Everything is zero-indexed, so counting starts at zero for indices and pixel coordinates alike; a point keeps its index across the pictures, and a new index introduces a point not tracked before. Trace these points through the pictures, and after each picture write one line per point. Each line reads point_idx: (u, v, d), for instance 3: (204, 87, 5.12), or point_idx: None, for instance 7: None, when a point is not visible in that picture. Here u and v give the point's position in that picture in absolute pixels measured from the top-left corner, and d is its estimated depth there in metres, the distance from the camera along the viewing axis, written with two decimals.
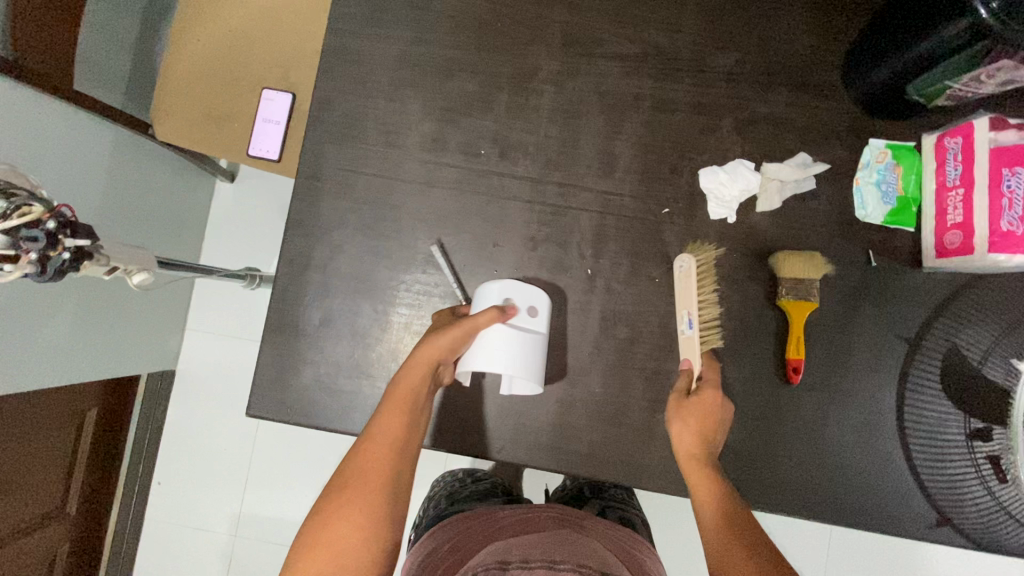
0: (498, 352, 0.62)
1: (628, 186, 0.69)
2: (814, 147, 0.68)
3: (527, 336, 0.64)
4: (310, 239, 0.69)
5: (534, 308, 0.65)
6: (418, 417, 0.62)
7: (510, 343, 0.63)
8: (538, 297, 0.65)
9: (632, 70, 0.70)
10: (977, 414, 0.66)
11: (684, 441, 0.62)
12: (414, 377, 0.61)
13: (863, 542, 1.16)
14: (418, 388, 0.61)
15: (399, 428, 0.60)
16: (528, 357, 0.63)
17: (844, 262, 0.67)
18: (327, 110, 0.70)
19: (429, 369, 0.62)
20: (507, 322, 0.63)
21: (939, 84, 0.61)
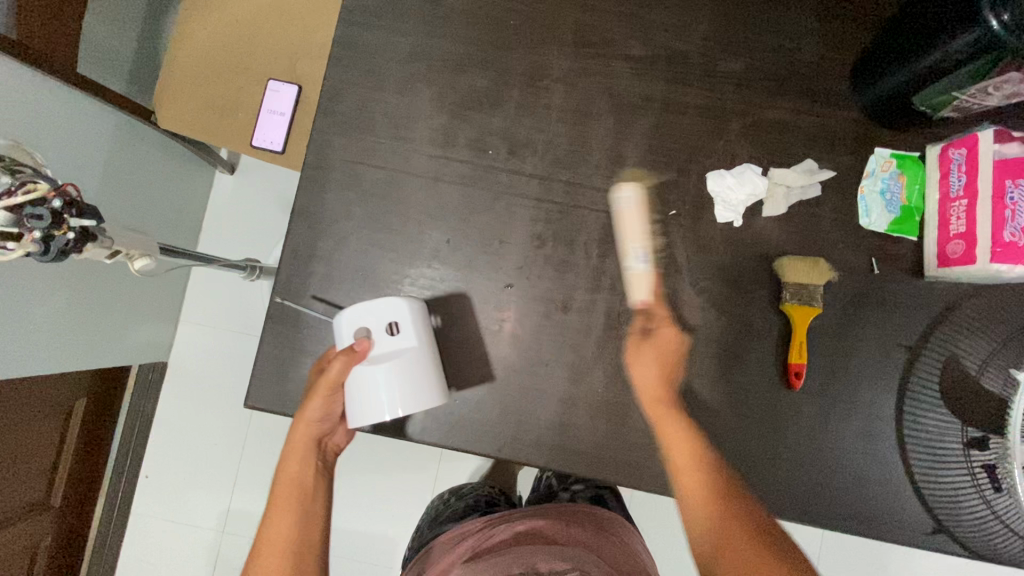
0: (366, 386, 0.62)
1: (636, 186, 0.69)
2: (821, 154, 0.69)
3: (399, 354, 0.62)
4: (316, 229, 0.69)
5: (395, 323, 0.63)
6: (309, 495, 0.65)
7: (380, 369, 0.62)
8: (393, 310, 0.63)
9: (642, 72, 0.70)
10: (974, 423, 0.66)
11: (648, 382, 0.64)
12: (294, 463, 0.65)
13: (855, 551, 1.16)
14: (301, 472, 0.65)
15: (291, 513, 0.64)
16: (400, 378, 0.62)
17: (847, 268, 0.68)
18: (336, 101, 0.70)
19: (310, 448, 0.65)
20: (360, 356, 0.62)
21: (946, 94, 0.62)
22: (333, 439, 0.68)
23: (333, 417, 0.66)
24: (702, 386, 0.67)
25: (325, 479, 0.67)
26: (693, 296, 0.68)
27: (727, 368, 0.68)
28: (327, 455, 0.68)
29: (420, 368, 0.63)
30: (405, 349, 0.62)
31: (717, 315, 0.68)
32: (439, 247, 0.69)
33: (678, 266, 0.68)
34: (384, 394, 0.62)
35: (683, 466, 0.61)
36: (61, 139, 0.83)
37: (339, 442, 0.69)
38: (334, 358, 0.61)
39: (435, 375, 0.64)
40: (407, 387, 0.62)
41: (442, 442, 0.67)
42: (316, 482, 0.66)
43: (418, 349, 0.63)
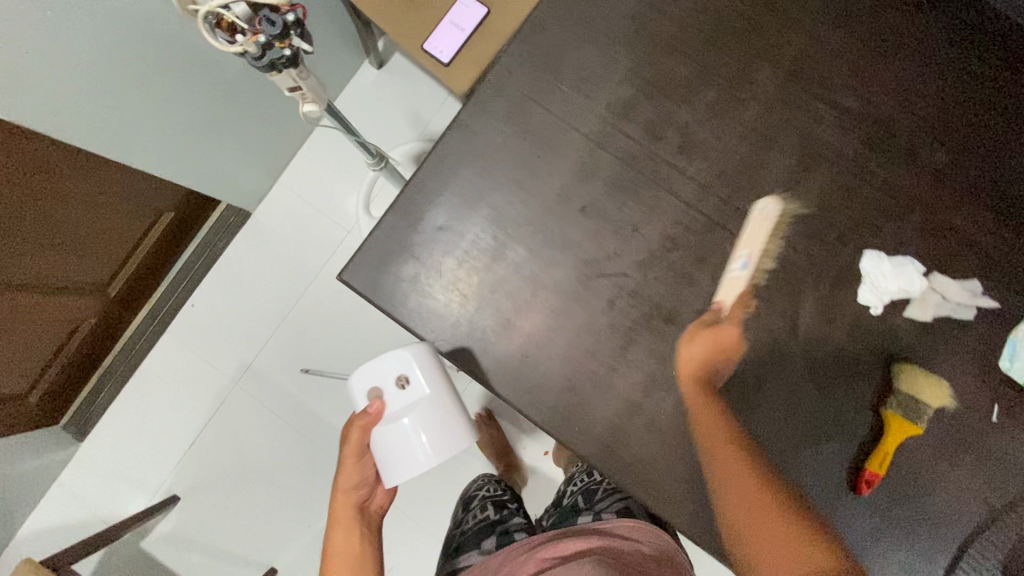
0: (398, 437, 0.64)
1: (788, 233, 0.66)
2: (991, 281, 0.64)
3: (421, 403, 0.65)
4: (467, 145, 0.69)
5: (407, 378, 0.65)
6: (363, 558, 0.66)
7: (402, 420, 0.64)
8: (401, 365, 0.65)
9: (844, 127, 0.67)
10: None
11: (691, 360, 0.64)
12: (339, 533, 0.67)
13: None
14: (348, 538, 0.67)
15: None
16: (431, 421, 0.65)
17: (965, 403, 0.63)
18: (537, 35, 0.69)
19: (354, 516, 0.68)
20: (381, 414, 0.65)
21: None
22: (375, 501, 0.71)
23: (368, 481, 0.68)
24: (768, 452, 0.64)
25: (372, 541, 0.68)
26: (799, 360, 0.65)
27: (801, 445, 0.64)
28: (374, 518, 0.70)
29: (449, 414, 0.66)
30: (427, 400, 0.65)
31: (815, 389, 0.65)
32: (574, 210, 0.68)
33: (796, 325, 0.65)
34: (414, 440, 0.64)
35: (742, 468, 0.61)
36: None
37: (381, 501, 0.71)
38: (351, 427, 0.65)
39: (461, 418, 0.68)
40: (440, 434, 0.65)
41: (498, 390, 0.67)
42: (370, 546, 0.68)
43: (433, 398, 0.66)
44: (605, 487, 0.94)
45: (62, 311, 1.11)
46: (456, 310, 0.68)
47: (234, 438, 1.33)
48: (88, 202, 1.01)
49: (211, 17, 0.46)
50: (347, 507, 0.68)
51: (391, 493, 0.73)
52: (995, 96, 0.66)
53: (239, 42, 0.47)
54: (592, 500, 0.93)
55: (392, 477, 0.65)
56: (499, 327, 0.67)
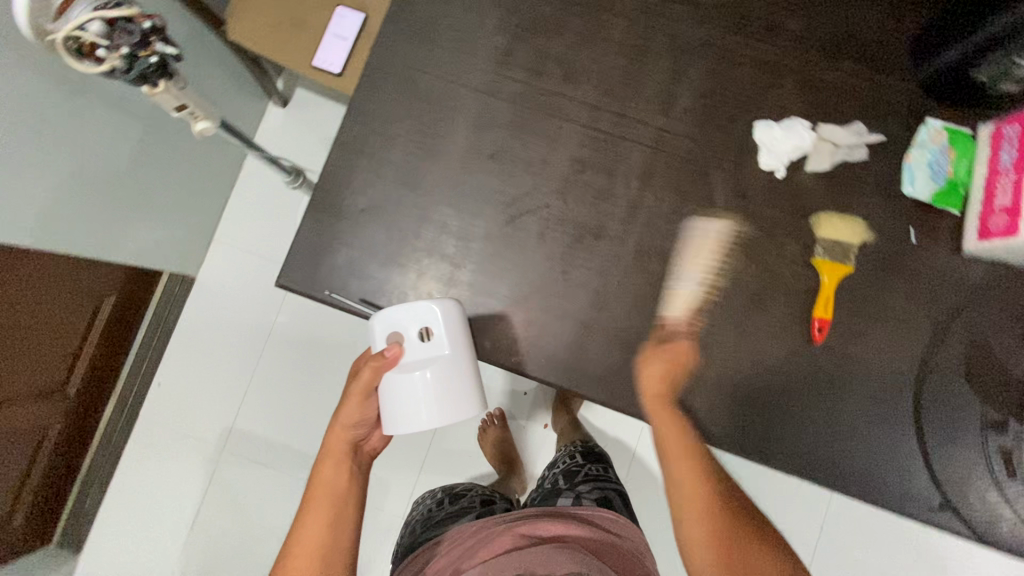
0: (405, 394, 0.63)
1: (683, 126, 0.70)
2: (873, 118, 0.69)
3: (435, 361, 0.63)
4: (368, 127, 0.71)
5: (429, 332, 0.63)
6: (347, 495, 0.68)
7: (413, 372, 0.62)
8: (425, 318, 0.63)
9: (704, 19, 0.71)
10: (993, 406, 0.66)
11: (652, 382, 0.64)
12: (329, 467, 0.69)
13: (863, 543, 1.17)
14: (337, 473, 0.68)
15: (329, 510, 0.67)
16: (443, 381, 0.63)
17: (884, 232, 0.68)
18: (404, 10, 0.72)
19: (345, 453, 0.70)
20: (395, 361, 0.63)
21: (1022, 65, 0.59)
22: (368, 444, 0.73)
23: (367, 422, 0.70)
24: (724, 328, 0.67)
25: (360, 482, 0.71)
26: (725, 239, 0.69)
27: (752, 313, 0.68)
28: (365, 460, 0.73)
29: (462, 375, 0.64)
30: (442, 359, 0.63)
31: (746, 260, 0.68)
32: (483, 160, 0.70)
33: (713, 208, 0.69)
34: (420, 396, 0.63)
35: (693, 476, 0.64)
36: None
37: (375, 445, 0.74)
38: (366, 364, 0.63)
39: (473, 384, 0.65)
40: (446, 394, 0.63)
41: None
42: (355, 486, 0.70)
43: (453, 358, 0.64)
44: (586, 471, 1.01)
45: (22, 420, 1.07)
46: (399, 283, 0.69)
47: (235, 503, 1.29)
48: (26, 304, 0.98)
49: (71, 42, 0.50)
50: (339, 444, 0.69)
51: (385, 440, 0.75)
52: None
53: (106, 57, 0.51)
54: (571, 481, 0.98)
55: (395, 420, 0.64)
56: (445, 288, 0.69)
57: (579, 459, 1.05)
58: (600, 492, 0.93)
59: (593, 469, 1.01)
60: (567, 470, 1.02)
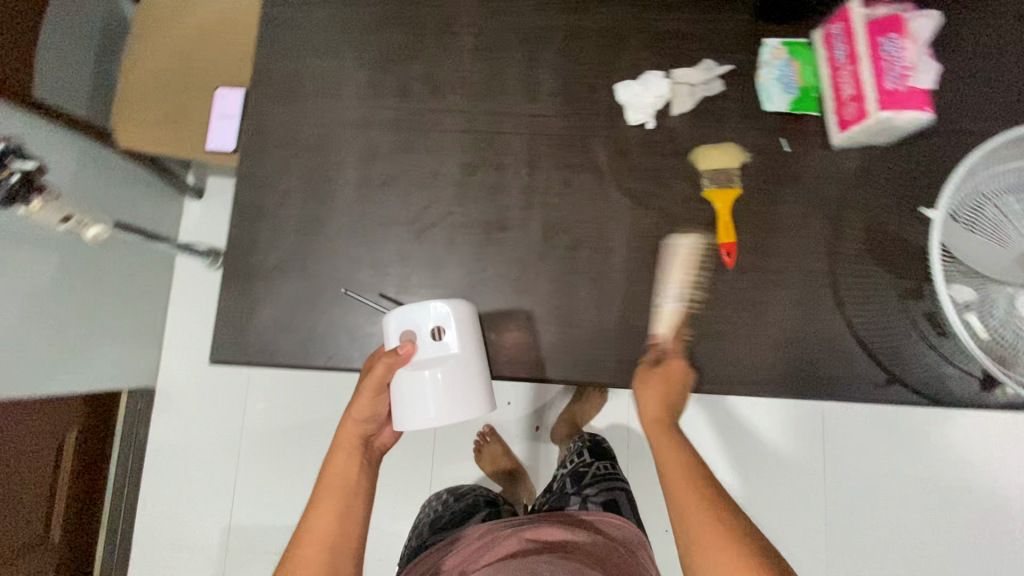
0: (416, 392, 0.64)
1: (552, 107, 0.74)
2: (717, 52, 0.74)
3: (447, 359, 0.64)
4: (261, 188, 0.73)
5: (441, 330, 0.65)
6: (357, 485, 0.68)
7: (424, 371, 0.64)
8: (437, 316, 0.65)
9: (543, 6, 0.76)
10: (903, 275, 0.70)
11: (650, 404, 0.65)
12: (341, 458, 0.69)
13: (856, 443, 1.24)
14: (347, 467, 0.68)
15: (339, 499, 0.67)
16: (452, 381, 0.64)
17: (758, 149, 0.72)
18: (266, 73, 0.75)
19: (357, 447, 0.69)
20: (409, 358, 0.64)
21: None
22: (378, 440, 0.73)
23: (379, 418, 0.69)
24: (642, 278, 0.71)
25: (370, 475, 0.70)
26: (620, 197, 0.72)
27: (664, 256, 0.71)
28: (375, 455, 0.72)
29: (474, 373, 0.66)
30: (453, 356, 0.65)
31: (645, 210, 0.72)
32: (378, 188, 0.73)
33: (601, 172, 0.73)
34: (428, 394, 0.64)
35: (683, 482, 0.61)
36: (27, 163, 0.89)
37: (385, 440, 0.74)
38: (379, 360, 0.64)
39: (484, 381, 0.67)
40: (455, 391, 0.64)
41: None
42: (365, 478, 0.69)
43: (463, 357, 0.65)
44: (595, 469, 1.02)
45: None
46: (330, 325, 0.71)
47: None
48: None
49: None
50: (350, 437, 0.69)
51: (395, 436, 0.75)
52: None
53: None
54: (578, 482, 0.99)
55: (405, 415, 0.65)
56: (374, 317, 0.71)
57: (587, 457, 1.05)
58: (608, 494, 0.95)
59: (602, 466, 1.02)
60: (574, 470, 1.03)
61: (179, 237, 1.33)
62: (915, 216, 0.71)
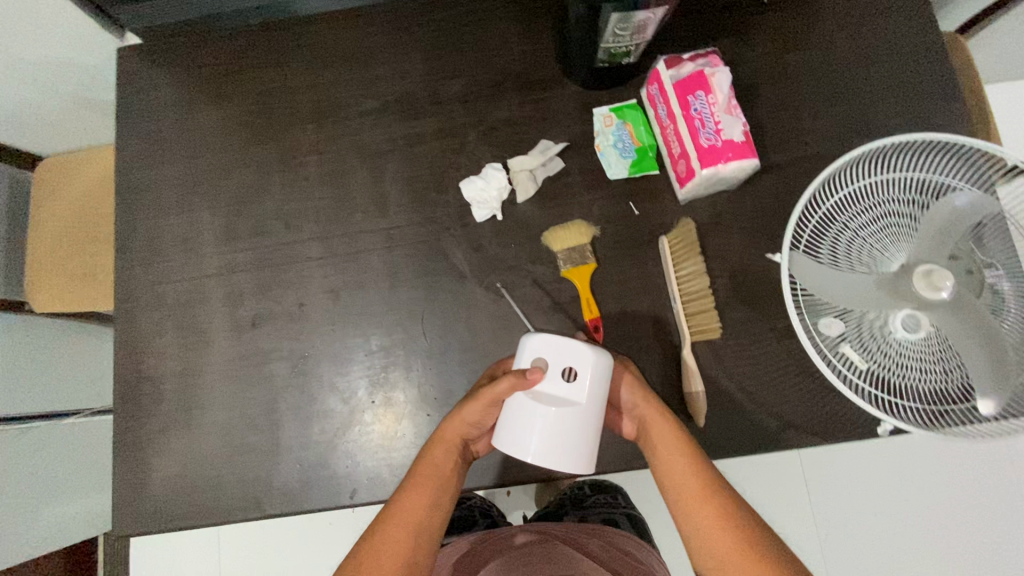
0: (525, 428, 0.58)
1: (403, 216, 0.75)
2: (552, 131, 0.76)
3: (570, 400, 0.57)
4: (138, 354, 0.74)
5: (575, 371, 0.58)
6: (448, 482, 0.64)
7: (539, 408, 0.57)
8: (577, 355, 0.58)
9: (379, 121, 0.78)
10: (776, 315, 0.69)
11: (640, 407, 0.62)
12: (441, 448, 0.64)
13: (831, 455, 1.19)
14: (445, 458, 0.64)
15: (430, 493, 0.62)
16: (562, 430, 0.57)
17: (607, 220, 0.72)
18: (128, 238, 0.78)
19: (457, 445, 0.65)
20: (535, 386, 0.58)
21: (615, 44, 0.66)
22: (475, 444, 0.69)
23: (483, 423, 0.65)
24: None
25: (461, 474, 0.66)
26: (483, 292, 0.73)
27: None
28: (467, 457, 0.68)
29: (591, 421, 0.58)
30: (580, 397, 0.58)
31: (509, 301, 0.72)
32: (249, 330, 0.74)
33: (462, 271, 0.73)
34: (529, 434, 0.57)
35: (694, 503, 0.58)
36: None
37: (480, 447, 0.69)
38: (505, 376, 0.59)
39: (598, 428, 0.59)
40: (564, 437, 0.57)
41: (301, 507, 0.69)
42: (457, 476, 0.65)
43: (586, 407, 0.57)
44: (594, 498, 1.01)
45: None
46: (222, 478, 0.70)
47: None
48: None
49: None
50: (452, 436, 0.64)
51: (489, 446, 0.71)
52: (455, 20, 0.79)
53: None
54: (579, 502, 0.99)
55: (509, 445, 0.59)
56: (264, 461, 0.71)
57: (587, 490, 1.05)
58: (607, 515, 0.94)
59: (602, 497, 1.02)
60: (575, 495, 1.03)
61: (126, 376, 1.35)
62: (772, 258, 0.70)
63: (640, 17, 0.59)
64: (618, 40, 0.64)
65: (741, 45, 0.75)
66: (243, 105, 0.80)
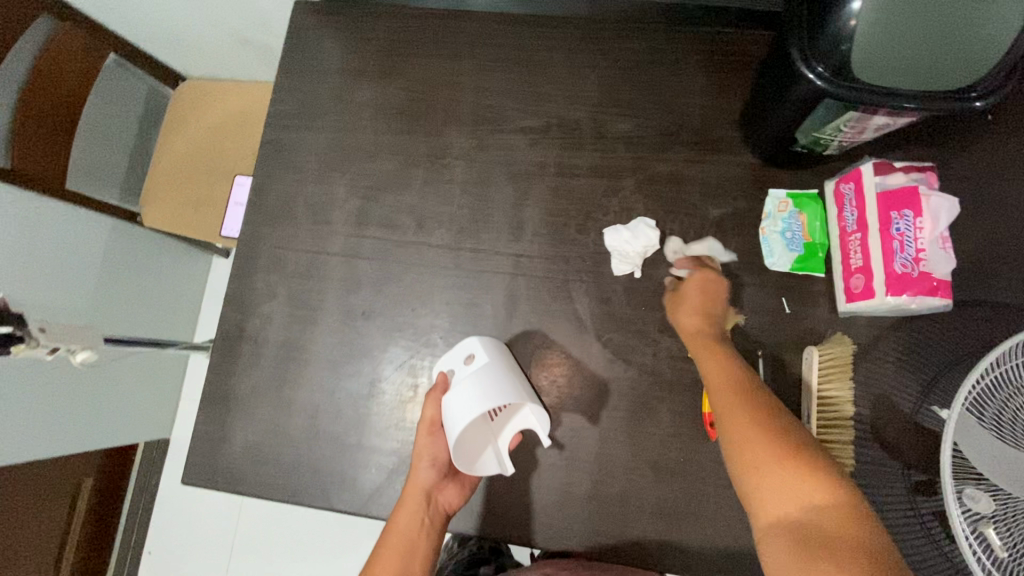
0: (457, 407, 0.64)
1: (537, 247, 0.72)
2: (716, 200, 0.70)
3: (475, 373, 0.66)
4: (245, 312, 0.74)
5: (471, 357, 0.68)
6: (415, 548, 0.64)
7: (460, 388, 0.65)
8: (467, 345, 0.69)
9: (537, 142, 0.74)
10: (916, 466, 0.63)
11: (687, 322, 0.64)
12: (403, 519, 0.64)
13: None
14: (411, 532, 0.64)
15: (395, 564, 0.64)
16: (487, 386, 0.65)
17: (753, 311, 0.67)
18: (262, 195, 0.77)
19: (420, 507, 0.64)
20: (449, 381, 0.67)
21: (825, 129, 0.60)
22: (443, 499, 0.65)
23: (440, 467, 0.66)
24: (617, 439, 0.66)
25: (433, 539, 0.66)
26: (599, 349, 0.69)
27: (643, 418, 0.66)
28: (437, 517, 0.65)
29: (500, 382, 0.65)
30: (484, 369, 0.66)
31: (624, 366, 0.68)
32: (356, 320, 0.73)
33: (583, 322, 0.69)
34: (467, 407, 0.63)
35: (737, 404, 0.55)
36: (35, 246, 0.93)
37: (451, 501, 0.66)
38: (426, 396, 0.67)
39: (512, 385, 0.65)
40: (488, 393, 0.64)
41: (365, 512, 0.68)
42: (426, 540, 0.65)
43: (496, 367, 0.66)
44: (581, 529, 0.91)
45: None
46: (296, 459, 0.70)
47: None
48: (9, 515, 1.06)
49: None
50: (415, 491, 0.64)
51: (462, 497, 0.66)
52: (640, 55, 0.74)
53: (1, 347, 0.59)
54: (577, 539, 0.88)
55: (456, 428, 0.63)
56: (340, 454, 0.70)
57: None
58: None
59: None
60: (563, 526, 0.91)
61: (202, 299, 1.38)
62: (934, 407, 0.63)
63: (871, 115, 0.53)
64: (831, 129, 0.59)
65: (952, 161, 0.67)
66: (405, 91, 0.78)
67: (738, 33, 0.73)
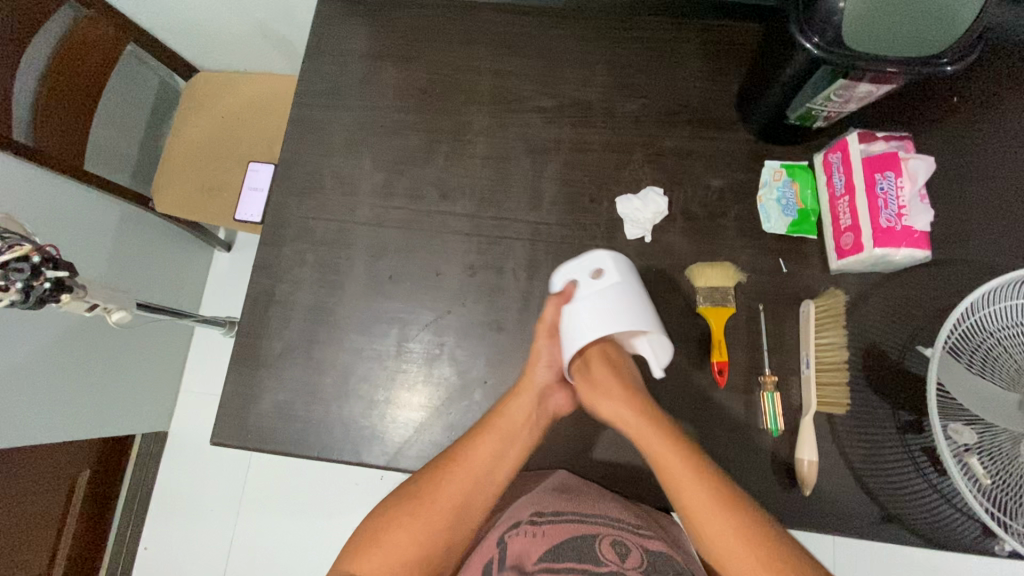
0: (585, 329, 0.64)
1: (554, 215, 0.77)
2: (718, 172, 0.77)
3: (611, 290, 0.64)
4: (274, 277, 0.77)
5: (600, 270, 0.65)
6: (521, 437, 0.64)
7: (585, 309, 0.64)
8: (598, 257, 0.66)
9: (552, 120, 0.80)
10: (905, 408, 0.69)
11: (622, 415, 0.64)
12: (517, 404, 0.65)
13: (870, 554, 1.18)
14: (523, 418, 0.65)
15: (498, 446, 0.63)
16: (620, 309, 0.64)
17: (754, 271, 0.73)
18: (290, 168, 0.81)
19: (534, 401, 0.65)
20: (574, 296, 0.65)
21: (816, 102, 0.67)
22: (552, 397, 0.68)
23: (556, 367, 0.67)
24: None
25: (537, 431, 0.66)
26: None
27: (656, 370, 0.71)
28: (545, 411, 0.67)
29: (626, 304, 0.64)
30: (615, 288, 0.64)
31: None
32: (383, 284, 0.76)
33: None
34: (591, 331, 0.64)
35: (686, 479, 0.58)
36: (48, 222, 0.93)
37: (558, 403, 0.69)
38: (548, 301, 0.67)
39: (642, 312, 0.64)
40: (615, 316, 0.63)
41: (394, 465, 0.71)
42: (532, 432, 0.65)
43: (626, 286, 0.65)
44: None
45: None
46: (325, 416, 0.72)
47: None
48: (7, 502, 1.04)
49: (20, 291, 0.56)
50: (531, 387, 0.66)
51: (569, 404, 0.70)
52: (645, 43, 0.81)
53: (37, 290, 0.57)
54: None
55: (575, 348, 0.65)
56: (369, 411, 0.72)
57: None
58: None
59: None
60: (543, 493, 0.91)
61: (204, 289, 1.39)
62: (920, 353, 0.70)
63: (858, 83, 0.61)
64: (820, 102, 0.66)
65: (924, 138, 0.76)
66: (427, 74, 0.83)
67: (733, 25, 0.81)
